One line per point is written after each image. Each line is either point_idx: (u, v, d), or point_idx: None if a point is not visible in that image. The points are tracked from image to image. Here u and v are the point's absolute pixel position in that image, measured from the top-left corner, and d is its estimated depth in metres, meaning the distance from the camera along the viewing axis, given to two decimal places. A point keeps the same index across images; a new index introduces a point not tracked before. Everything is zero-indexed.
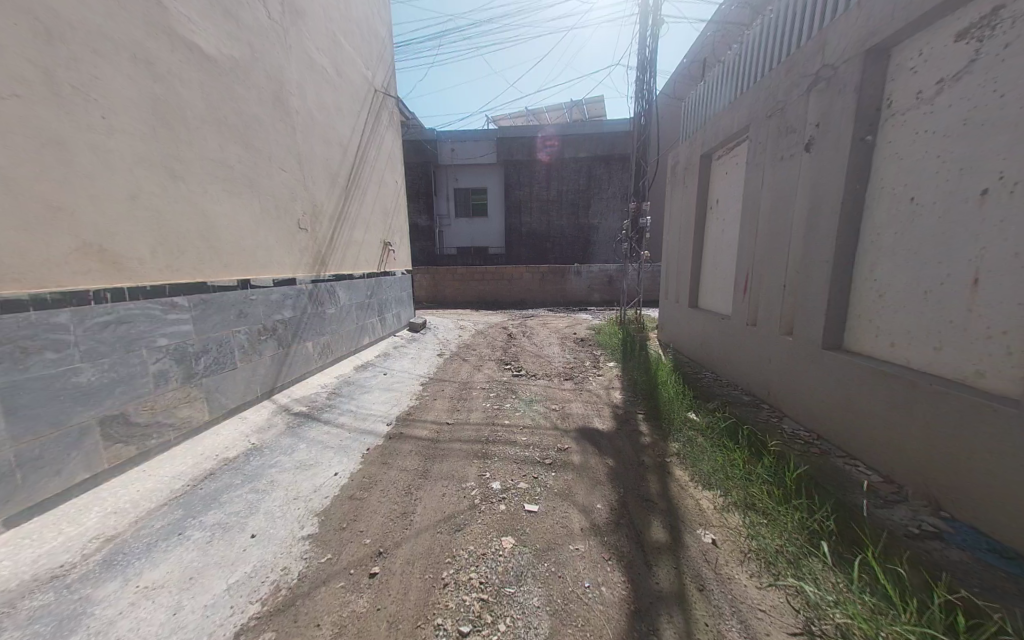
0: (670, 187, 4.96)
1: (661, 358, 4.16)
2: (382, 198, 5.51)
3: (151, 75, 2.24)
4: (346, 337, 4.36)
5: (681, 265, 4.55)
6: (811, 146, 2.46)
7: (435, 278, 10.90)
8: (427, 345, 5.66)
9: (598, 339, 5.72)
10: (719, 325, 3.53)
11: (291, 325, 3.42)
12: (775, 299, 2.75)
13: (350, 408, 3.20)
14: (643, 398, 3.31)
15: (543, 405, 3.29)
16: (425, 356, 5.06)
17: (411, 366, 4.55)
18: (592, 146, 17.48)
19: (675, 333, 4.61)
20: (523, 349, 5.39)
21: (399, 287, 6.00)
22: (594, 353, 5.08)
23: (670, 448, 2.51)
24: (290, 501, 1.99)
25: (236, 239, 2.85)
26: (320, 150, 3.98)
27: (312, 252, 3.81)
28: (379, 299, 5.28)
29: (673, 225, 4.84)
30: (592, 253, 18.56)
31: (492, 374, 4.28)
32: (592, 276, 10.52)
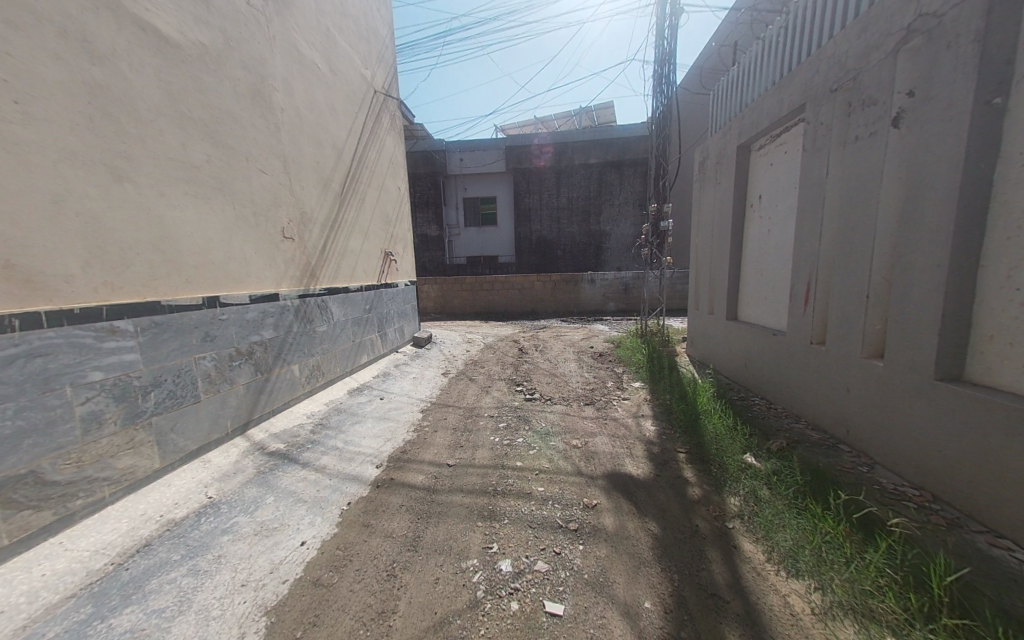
0: (696, 186, 4.44)
1: (697, 379, 3.59)
2: (382, 205, 5.13)
3: (89, 56, 1.90)
4: (340, 357, 3.93)
5: (714, 271, 3.99)
6: (903, 119, 1.93)
7: (443, 288, 10.53)
8: (432, 362, 5.20)
9: (619, 354, 5.16)
10: (771, 342, 2.96)
11: (272, 347, 3.00)
12: (853, 313, 2.19)
13: (336, 443, 2.75)
14: (682, 431, 2.75)
15: (561, 440, 2.77)
16: (428, 375, 4.60)
17: (412, 388, 4.09)
18: (602, 150, 17.09)
19: (710, 349, 4.03)
20: (537, 366, 4.87)
21: (402, 299, 5.59)
22: (616, 370, 4.53)
23: (729, 507, 1.95)
24: (236, 589, 1.52)
25: (203, 250, 2.46)
26: (310, 152, 3.61)
27: (300, 263, 3.41)
28: (378, 313, 4.86)
29: (702, 227, 4.30)
30: (604, 260, 18.02)
31: (502, 397, 3.77)
32: (607, 284, 9.98)
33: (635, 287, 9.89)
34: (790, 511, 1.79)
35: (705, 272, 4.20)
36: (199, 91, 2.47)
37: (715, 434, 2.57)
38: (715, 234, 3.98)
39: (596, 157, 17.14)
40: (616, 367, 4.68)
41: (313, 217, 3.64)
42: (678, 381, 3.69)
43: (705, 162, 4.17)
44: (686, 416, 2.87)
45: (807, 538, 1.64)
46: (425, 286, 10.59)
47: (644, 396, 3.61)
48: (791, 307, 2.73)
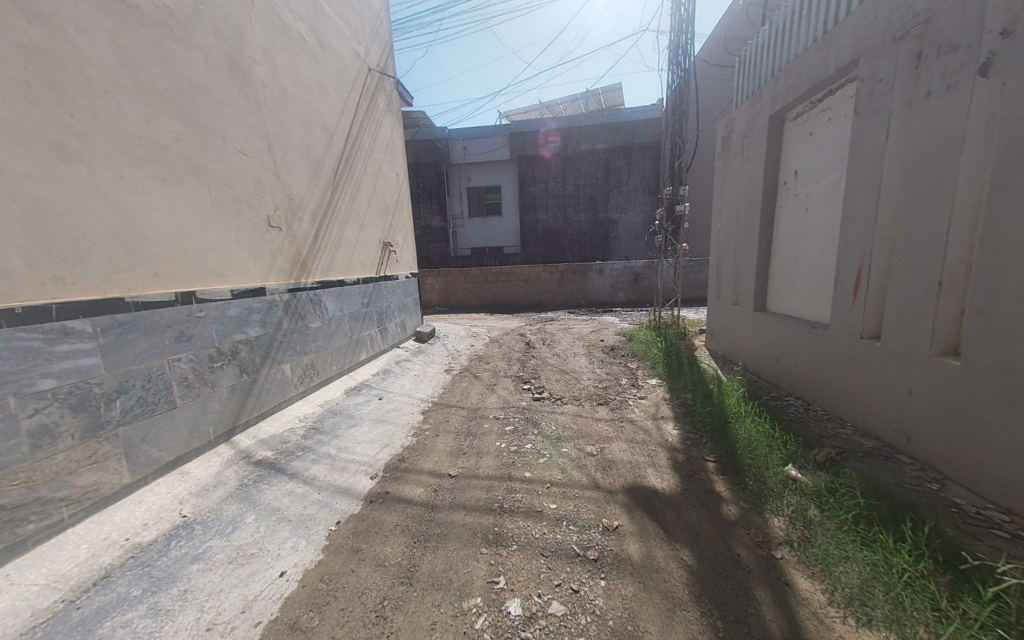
0: (717, 166, 4.07)
1: (720, 375, 3.29)
2: (380, 192, 4.84)
3: (25, 14, 1.64)
4: (336, 354, 3.70)
5: (738, 258, 3.65)
6: (991, 68, 1.56)
7: (447, 280, 10.26)
8: (435, 358, 4.95)
9: (632, 348, 4.86)
10: (809, 336, 2.65)
11: (259, 346, 2.77)
12: (918, 304, 1.86)
13: (329, 450, 2.53)
14: (709, 435, 2.47)
15: (574, 446, 2.51)
16: (431, 372, 4.36)
17: (413, 386, 3.85)
18: (610, 135, 16.50)
19: (733, 342, 3.71)
20: (545, 361, 4.60)
21: (402, 292, 5.33)
22: (629, 366, 4.24)
23: (773, 529, 1.68)
24: (200, 635, 1.30)
25: (176, 239, 2.22)
26: (298, 134, 3.33)
27: (289, 255, 3.16)
28: (378, 307, 4.61)
29: (723, 210, 3.94)
30: (612, 250, 17.55)
31: (509, 396, 3.52)
32: (616, 273, 9.61)
33: (646, 277, 9.51)
34: (850, 538, 1.52)
35: (727, 259, 3.86)
36: (164, 61, 2.20)
37: (747, 439, 2.29)
38: (739, 217, 3.63)
39: (604, 142, 16.56)
40: (629, 361, 4.39)
41: (304, 204, 3.38)
42: (698, 377, 3.40)
43: (728, 137, 3.79)
44: (712, 418, 2.59)
45: (876, 574, 1.36)
46: (429, 279, 10.33)
47: (663, 394, 3.32)
48: (835, 296, 2.41)
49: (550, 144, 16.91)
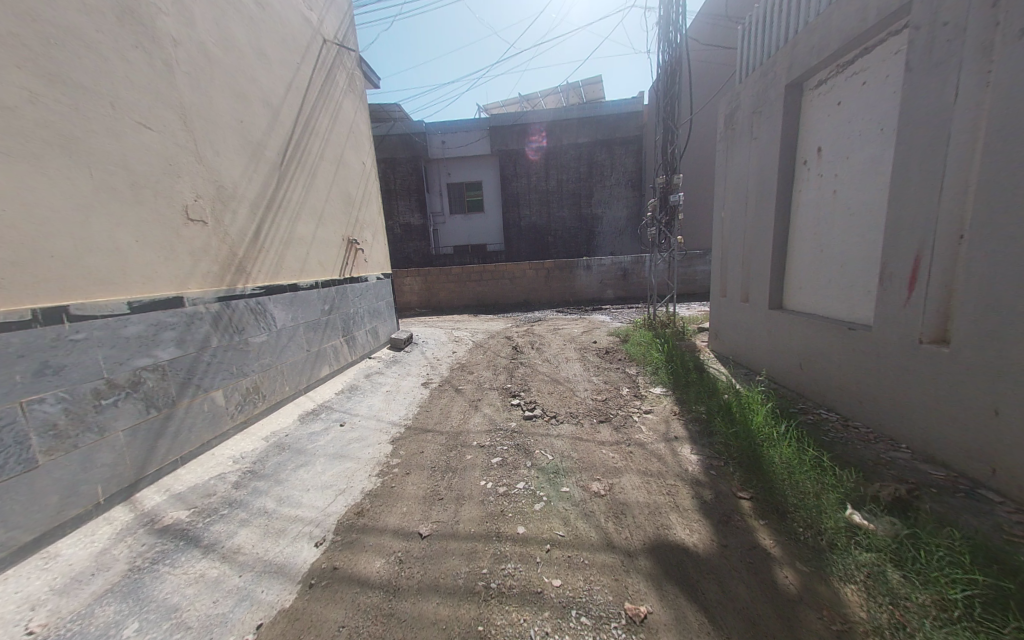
0: (718, 150, 3.69)
1: (734, 383, 2.90)
2: (342, 183, 4.25)
3: None
4: (289, 373, 3.12)
5: (746, 250, 3.27)
6: None
7: (427, 280, 9.65)
8: (411, 368, 4.41)
9: (628, 350, 4.46)
10: (844, 340, 2.27)
11: (177, 372, 2.18)
12: (1008, 304, 1.49)
13: (266, 504, 1.98)
14: (737, 462, 2.06)
15: (577, 483, 2.04)
16: (405, 386, 3.81)
17: (383, 405, 3.31)
18: (592, 129, 16.16)
19: (741, 344, 3.34)
20: (535, 368, 4.13)
21: (373, 295, 4.76)
22: (629, 372, 3.80)
23: (851, 610, 1.26)
24: None
25: (31, 237, 1.62)
26: (229, 107, 2.73)
27: (220, 255, 2.57)
28: (342, 313, 4.03)
29: (727, 197, 3.55)
30: (596, 245, 17.24)
31: (494, 414, 3.02)
32: (604, 269, 9.23)
33: (634, 272, 9.19)
34: (972, 635, 1.10)
35: (732, 251, 3.48)
36: None
37: (787, 470, 1.89)
38: (746, 204, 3.24)
39: (586, 136, 16.20)
40: (627, 366, 3.96)
41: (241, 194, 2.79)
42: (709, 385, 3.00)
43: (733, 115, 3.39)
44: (737, 440, 2.18)
45: None
46: (408, 279, 9.69)
47: (672, 407, 2.90)
48: (881, 293, 2.03)
49: (538, 145, 16.53)
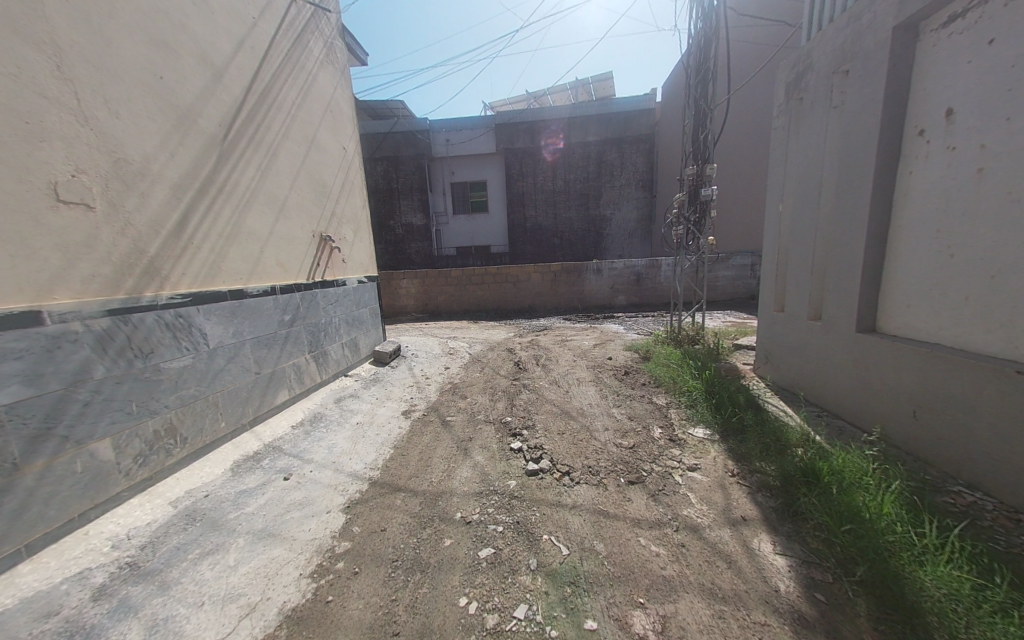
0: (775, 130, 2.96)
1: (809, 432, 2.17)
2: (314, 168, 3.56)
3: None
4: (225, 405, 2.43)
5: (818, 253, 2.53)
6: None
7: (425, 283, 8.96)
8: (394, 389, 3.69)
9: (653, 371, 3.72)
10: (1006, 390, 1.53)
11: (20, 422, 1.53)
12: None
13: (126, 635, 1.29)
14: (857, 582, 1.33)
15: (609, 607, 1.32)
16: (381, 414, 3.11)
17: (347, 444, 2.60)
18: (602, 127, 15.45)
19: (808, 373, 2.60)
20: (541, 392, 3.40)
21: (353, 302, 4.07)
22: (658, 401, 3.06)
23: None
24: None
25: None
26: (139, 55, 2.06)
27: (115, 252, 1.90)
28: (310, 324, 3.33)
29: (789, 187, 2.82)
30: (605, 248, 16.48)
31: (488, 462, 2.30)
32: (615, 273, 8.49)
33: (648, 277, 8.44)
34: None
35: (796, 254, 2.74)
36: None
37: (957, 616, 1.16)
38: (820, 194, 2.51)
39: (595, 134, 15.51)
40: (653, 393, 3.23)
41: (157, 172, 2.13)
42: (772, 431, 2.27)
43: (801, 80, 2.66)
44: (847, 539, 1.46)
45: None
46: (404, 281, 9.01)
47: (726, 461, 2.16)
48: None
49: (554, 147, 15.82)
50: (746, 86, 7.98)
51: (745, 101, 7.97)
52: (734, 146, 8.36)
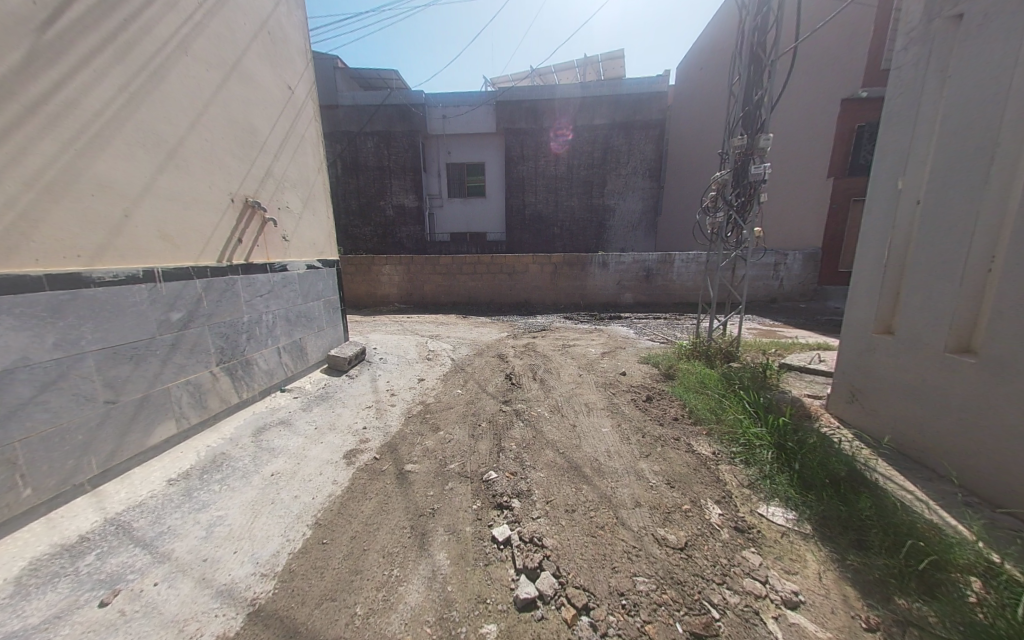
0: (901, 68, 1.96)
1: (984, 549, 1.31)
2: (231, 105, 2.53)
3: None
4: (30, 461, 1.54)
5: (973, 257, 1.65)
6: None
7: (411, 271, 7.97)
8: (344, 411, 2.77)
9: (684, 400, 2.84)
10: None
11: None
12: None
13: None
14: None
15: None
16: (314, 456, 2.20)
17: (241, 518, 1.69)
18: (609, 110, 14.35)
19: (942, 432, 1.73)
20: (539, 427, 2.49)
21: (296, 292, 3.09)
22: (704, 452, 2.18)
23: None
24: None
25: None
26: None
27: None
28: (219, 324, 2.38)
29: (916, 158, 1.86)
30: (607, 240, 15.51)
31: (452, 571, 1.42)
32: (623, 268, 7.59)
33: (659, 273, 7.56)
34: None
35: (921, 255, 1.86)
36: None
37: None
38: (992, 166, 1.59)
39: (603, 117, 14.40)
40: (691, 439, 2.35)
41: None
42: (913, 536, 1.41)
43: None
44: None
45: None
46: (387, 267, 8.00)
47: (844, 592, 1.30)
48: None
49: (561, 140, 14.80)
50: (827, 62, 6.94)
51: (827, 81, 7.00)
52: (803, 134, 7.39)
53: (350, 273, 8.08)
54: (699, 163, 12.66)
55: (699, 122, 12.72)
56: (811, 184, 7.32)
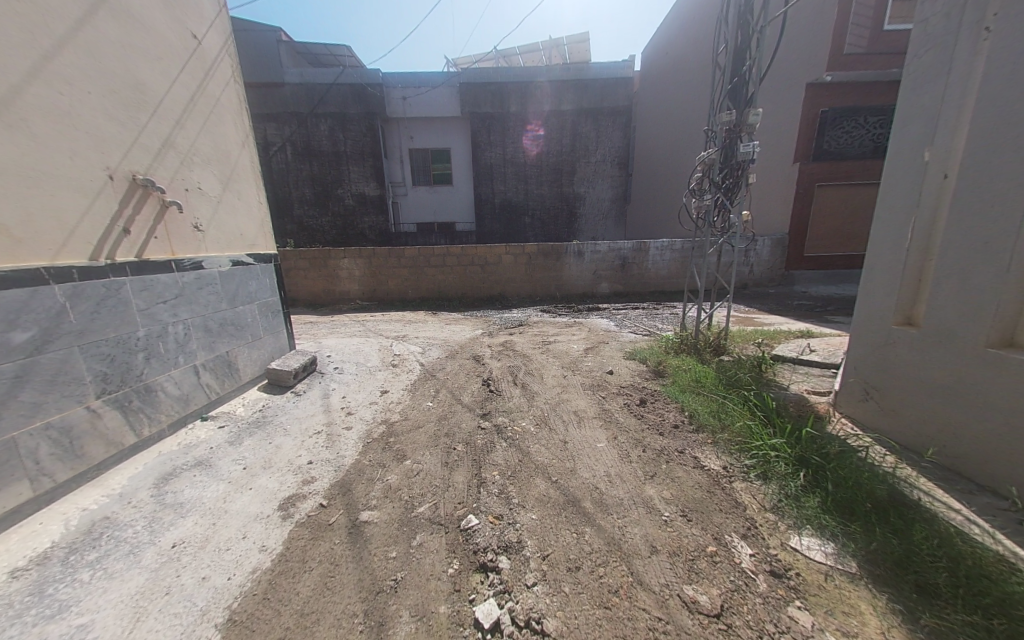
0: (928, 20, 1.76)
1: None
2: (105, 46, 1.85)
3: None
4: None
5: (1015, 235, 1.47)
6: None
7: (373, 264, 7.30)
8: (286, 440, 2.26)
9: (681, 402, 2.56)
10: None
11: None
12: None
13: None
14: None
15: None
16: (238, 510, 1.69)
17: (116, 625, 1.19)
18: (577, 95, 13.99)
19: (986, 439, 1.55)
20: (526, 448, 2.11)
21: (218, 294, 2.49)
22: (717, 470, 1.89)
23: None
24: None
25: None
26: None
27: None
28: (102, 343, 1.78)
29: (957, 128, 1.66)
30: (578, 229, 15.31)
31: None
32: (599, 257, 7.34)
33: (634, 262, 7.37)
34: None
35: (956, 239, 1.66)
36: None
37: None
38: None
39: (570, 102, 14.01)
40: (697, 450, 2.07)
41: None
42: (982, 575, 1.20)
43: None
44: None
45: None
46: (345, 261, 7.27)
47: None
48: None
49: (537, 135, 14.37)
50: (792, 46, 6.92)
51: (792, 66, 6.97)
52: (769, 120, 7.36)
53: (304, 268, 7.28)
54: (666, 150, 12.64)
55: (666, 109, 12.66)
56: (776, 170, 7.33)
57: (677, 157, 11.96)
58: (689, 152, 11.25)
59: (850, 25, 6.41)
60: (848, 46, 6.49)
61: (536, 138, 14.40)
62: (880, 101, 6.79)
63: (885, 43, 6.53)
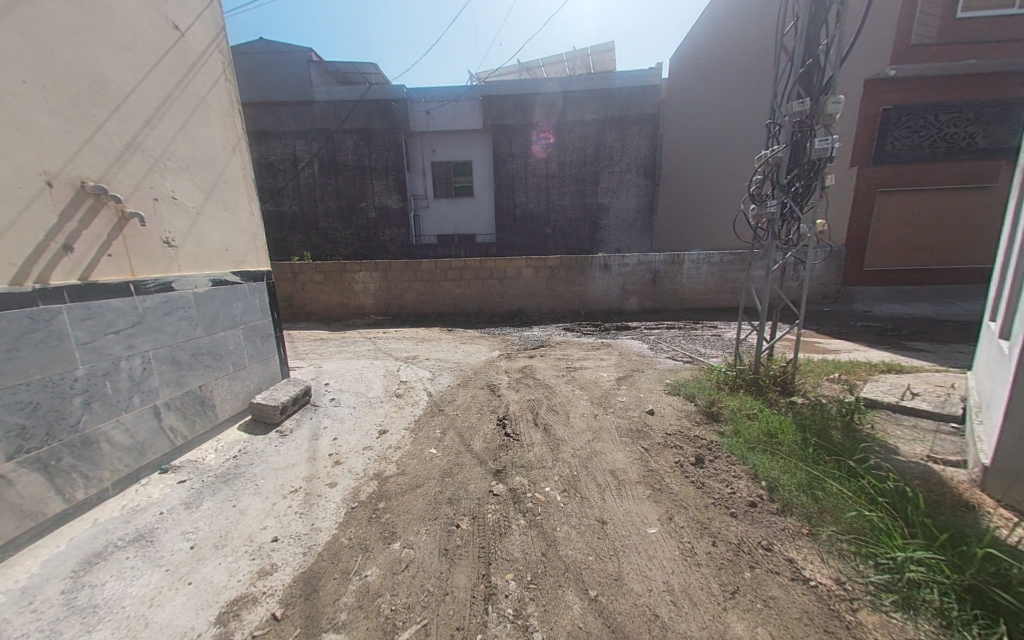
0: None
1: None
2: (51, 26, 1.58)
3: None
4: None
5: None
6: None
7: (388, 278, 7.03)
8: (254, 503, 1.83)
9: (753, 465, 1.96)
10: None
11: None
12: None
13: None
14: None
15: None
16: (162, 620, 1.26)
17: None
18: (600, 104, 13.59)
19: None
20: (550, 533, 1.58)
21: (191, 320, 2.14)
22: (832, 591, 1.29)
23: None
24: None
25: None
26: None
27: None
28: (19, 386, 1.44)
29: None
30: (601, 241, 14.74)
31: None
32: (627, 270, 6.77)
33: (667, 276, 6.76)
34: None
35: None
36: None
37: None
38: None
39: (594, 112, 13.63)
40: (791, 550, 1.47)
41: None
42: None
43: None
44: None
45: None
46: (360, 274, 7.03)
47: None
48: None
49: (546, 140, 14.03)
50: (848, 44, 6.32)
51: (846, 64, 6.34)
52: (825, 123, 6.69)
53: (319, 282, 7.07)
54: (694, 158, 11.97)
55: (694, 115, 12.03)
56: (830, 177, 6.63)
57: (706, 165, 11.27)
58: (720, 160, 10.55)
59: (916, 16, 5.71)
60: (914, 37, 5.77)
61: (546, 143, 14.05)
62: (953, 96, 5.96)
63: (960, 31, 5.74)
